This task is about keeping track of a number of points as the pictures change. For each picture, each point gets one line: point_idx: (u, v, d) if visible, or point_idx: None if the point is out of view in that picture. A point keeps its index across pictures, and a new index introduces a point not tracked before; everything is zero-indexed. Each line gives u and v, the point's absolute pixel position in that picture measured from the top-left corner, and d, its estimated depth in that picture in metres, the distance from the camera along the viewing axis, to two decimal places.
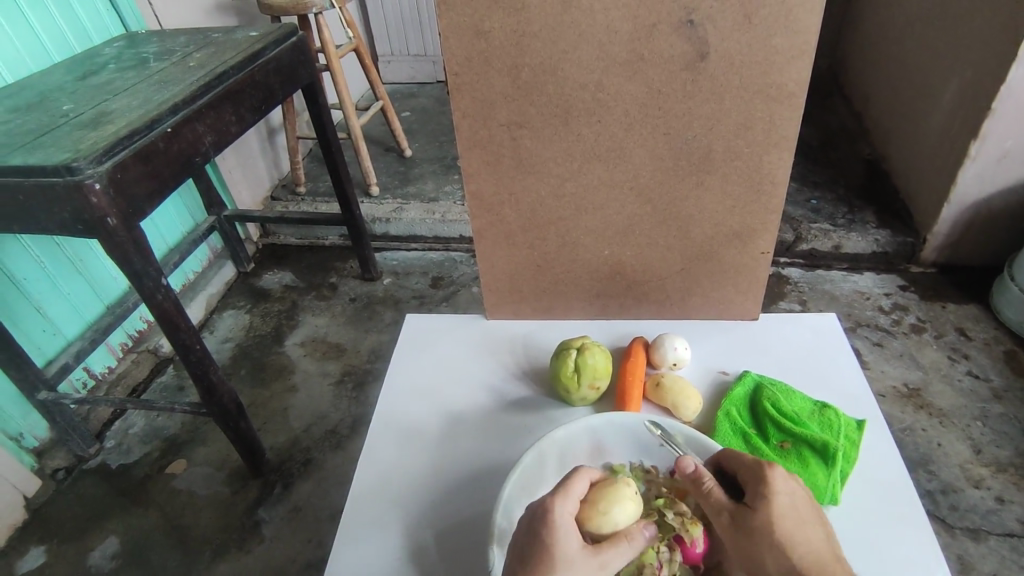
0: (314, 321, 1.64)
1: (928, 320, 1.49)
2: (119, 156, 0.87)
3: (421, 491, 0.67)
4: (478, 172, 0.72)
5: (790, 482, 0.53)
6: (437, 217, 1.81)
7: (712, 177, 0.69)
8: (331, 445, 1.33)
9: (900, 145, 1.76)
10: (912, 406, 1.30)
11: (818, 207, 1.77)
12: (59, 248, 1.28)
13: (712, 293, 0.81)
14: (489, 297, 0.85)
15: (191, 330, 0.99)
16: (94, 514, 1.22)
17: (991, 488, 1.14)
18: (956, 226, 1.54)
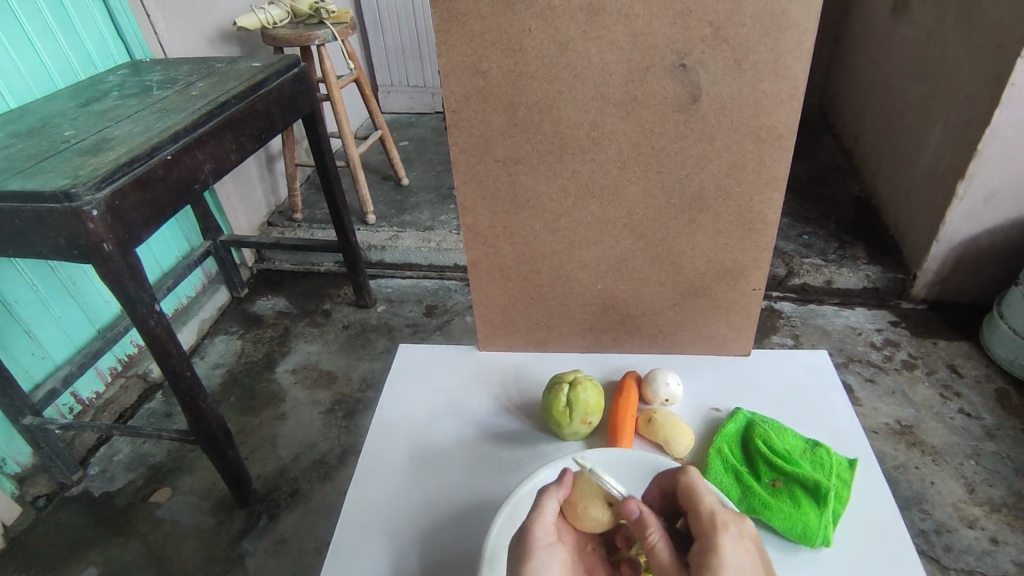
0: (307, 347, 1.63)
1: (918, 356, 1.50)
2: (118, 183, 0.87)
3: (409, 524, 0.66)
4: (474, 205, 0.72)
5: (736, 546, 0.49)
6: (433, 246, 1.82)
7: (704, 215, 0.71)
8: (319, 475, 1.31)
9: (889, 183, 1.80)
10: (904, 443, 1.29)
11: (809, 243, 1.79)
12: (53, 272, 1.28)
13: (704, 328, 0.81)
14: (482, 329, 0.85)
15: (181, 357, 0.98)
16: (74, 543, 1.19)
17: (985, 528, 1.13)
18: (946, 263, 1.55)
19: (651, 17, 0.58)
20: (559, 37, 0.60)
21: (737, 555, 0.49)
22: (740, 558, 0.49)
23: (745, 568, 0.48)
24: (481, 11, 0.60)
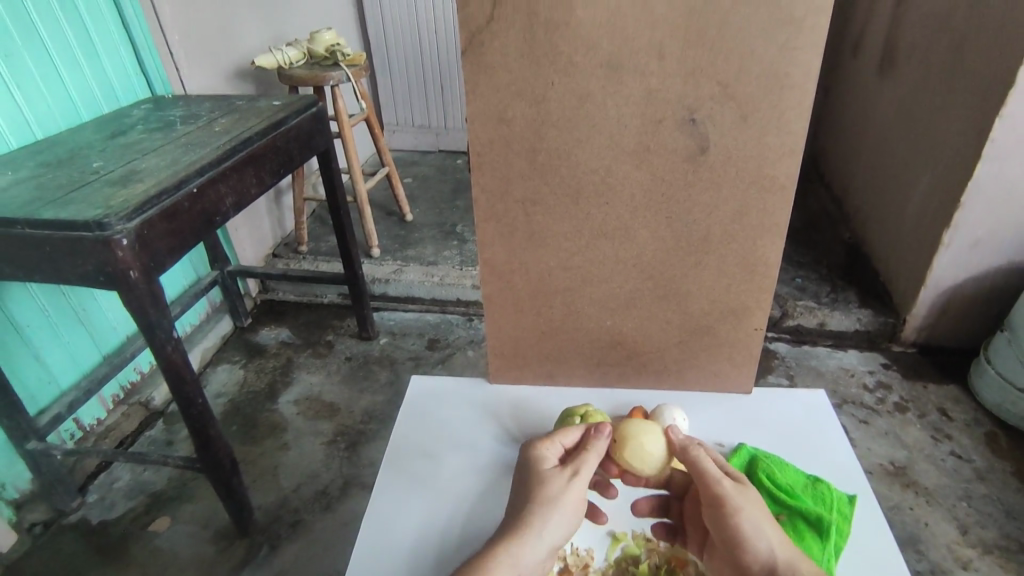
0: (309, 378, 1.65)
1: (910, 399, 1.54)
2: (148, 213, 0.90)
3: (423, 553, 0.68)
4: (492, 243, 0.77)
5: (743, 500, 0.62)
6: (436, 280, 1.86)
7: (710, 257, 0.75)
8: (321, 505, 1.31)
9: (877, 230, 1.87)
10: (898, 483, 1.32)
11: (803, 286, 1.84)
12: (65, 297, 1.30)
13: (708, 366, 0.85)
14: (494, 363, 0.88)
15: (195, 383, 1.00)
16: (69, 571, 1.18)
17: (979, 569, 1.15)
18: (933, 308, 1.61)
19: (664, 76, 0.64)
20: (579, 90, 0.65)
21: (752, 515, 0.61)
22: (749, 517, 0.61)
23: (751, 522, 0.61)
24: (509, 66, 0.65)
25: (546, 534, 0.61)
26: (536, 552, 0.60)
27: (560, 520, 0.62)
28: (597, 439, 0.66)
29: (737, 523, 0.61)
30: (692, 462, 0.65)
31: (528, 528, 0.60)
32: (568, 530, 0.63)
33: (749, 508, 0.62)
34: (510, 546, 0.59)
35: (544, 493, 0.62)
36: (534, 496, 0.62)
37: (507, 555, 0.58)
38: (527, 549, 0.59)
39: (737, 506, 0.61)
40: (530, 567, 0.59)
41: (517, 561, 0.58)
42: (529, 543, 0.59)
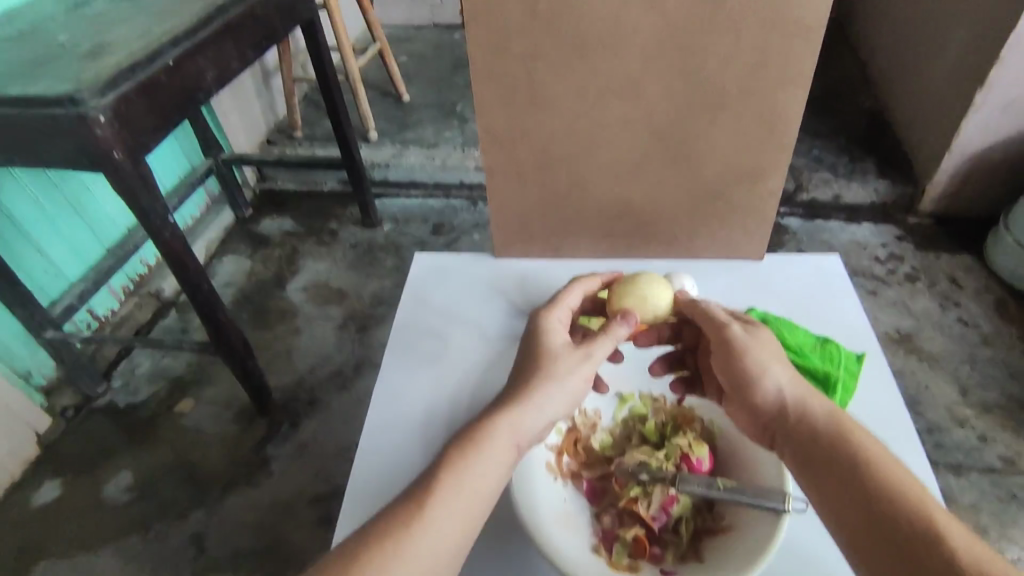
0: (315, 266, 1.65)
1: (921, 269, 1.52)
2: (122, 88, 0.84)
3: (433, 421, 0.69)
4: (492, 106, 0.71)
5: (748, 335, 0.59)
6: (437, 163, 1.79)
7: (726, 114, 0.70)
8: (337, 385, 1.36)
9: (902, 95, 1.75)
10: (903, 351, 1.33)
11: (819, 157, 1.74)
12: (57, 189, 1.27)
13: (719, 233, 0.82)
14: (498, 237, 0.86)
15: (198, 269, 0.99)
16: (105, 450, 1.25)
17: (974, 427, 1.19)
18: (955, 176, 1.54)
19: None
20: None
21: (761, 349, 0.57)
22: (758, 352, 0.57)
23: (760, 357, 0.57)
24: None
25: (550, 399, 0.55)
26: (539, 420, 0.54)
27: (565, 390, 0.56)
28: (617, 324, 0.61)
29: (746, 364, 0.57)
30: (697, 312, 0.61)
31: (527, 393, 0.55)
32: (573, 403, 0.57)
33: (758, 347, 0.57)
34: (509, 410, 0.53)
35: (548, 363, 0.57)
36: (538, 367, 0.57)
37: (505, 419, 0.53)
38: (529, 414, 0.54)
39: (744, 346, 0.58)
40: (533, 434, 0.54)
41: (518, 425, 0.53)
42: (531, 407, 0.54)
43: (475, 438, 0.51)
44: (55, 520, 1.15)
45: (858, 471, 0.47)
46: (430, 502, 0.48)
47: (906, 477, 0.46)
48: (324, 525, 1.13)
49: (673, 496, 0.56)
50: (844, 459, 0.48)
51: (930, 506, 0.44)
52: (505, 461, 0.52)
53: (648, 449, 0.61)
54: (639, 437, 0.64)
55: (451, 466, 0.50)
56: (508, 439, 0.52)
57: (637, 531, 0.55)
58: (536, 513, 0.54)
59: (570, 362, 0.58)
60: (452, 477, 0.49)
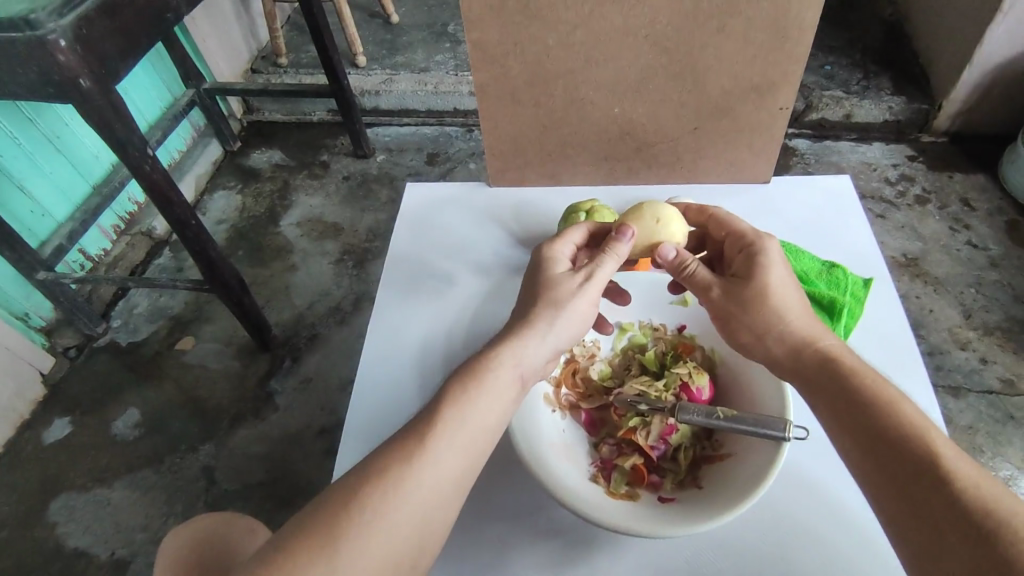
0: (308, 200, 1.60)
1: (933, 191, 1.47)
2: (82, 9, 0.78)
3: (431, 353, 0.68)
4: (480, 18, 0.66)
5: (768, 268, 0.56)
6: (430, 89, 1.71)
7: (735, 21, 0.64)
8: (336, 320, 1.35)
9: (923, 3, 1.64)
10: (908, 274, 1.31)
11: (831, 74, 1.65)
12: (34, 125, 1.21)
13: (725, 154, 0.78)
14: (492, 164, 0.82)
15: (184, 204, 0.96)
16: (111, 388, 1.26)
17: (976, 350, 1.19)
18: (974, 91, 1.47)
19: None
20: None
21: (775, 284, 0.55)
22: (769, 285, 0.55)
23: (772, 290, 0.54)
24: None
25: (553, 328, 0.54)
26: (543, 350, 0.53)
27: (569, 317, 0.55)
28: (618, 241, 0.59)
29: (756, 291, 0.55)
30: (682, 280, 0.60)
31: (529, 321, 0.53)
32: (577, 332, 0.56)
33: (743, 313, 0.55)
34: (510, 341, 0.52)
35: (551, 291, 0.55)
36: (538, 296, 0.55)
37: (507, 351, 0.52)
38: (531, 344, 0.53)
39: (729, 316, 0.55)
40: (536, 365, 0.53)
41: (520, 356, 0.52)
42: (533, 337, 0.53)
43: (475, 373, 0.50)
44: (66, 456, 1.17)
45: (859, 399, 0.46)
46: (431, 436, 0.47)
47: (910, 408, 0.45)
48: (329, 456, 1.15)
49: (672, 426, 0.56)
50: (847, 387, 0.47)
51: (933, 435, 0.43)
52: (507, 394, 0.51)
53: (647, 379, 0.60)
54: (637, 366, 0.63)
55: (452, 401, 0.49)
56: (511, 371, 0.51)
57: (637, 460, 0.55)
58: (536, 444, 0.53)
59: (573, 287, 0.56)
60: (453, 411, 0.48)
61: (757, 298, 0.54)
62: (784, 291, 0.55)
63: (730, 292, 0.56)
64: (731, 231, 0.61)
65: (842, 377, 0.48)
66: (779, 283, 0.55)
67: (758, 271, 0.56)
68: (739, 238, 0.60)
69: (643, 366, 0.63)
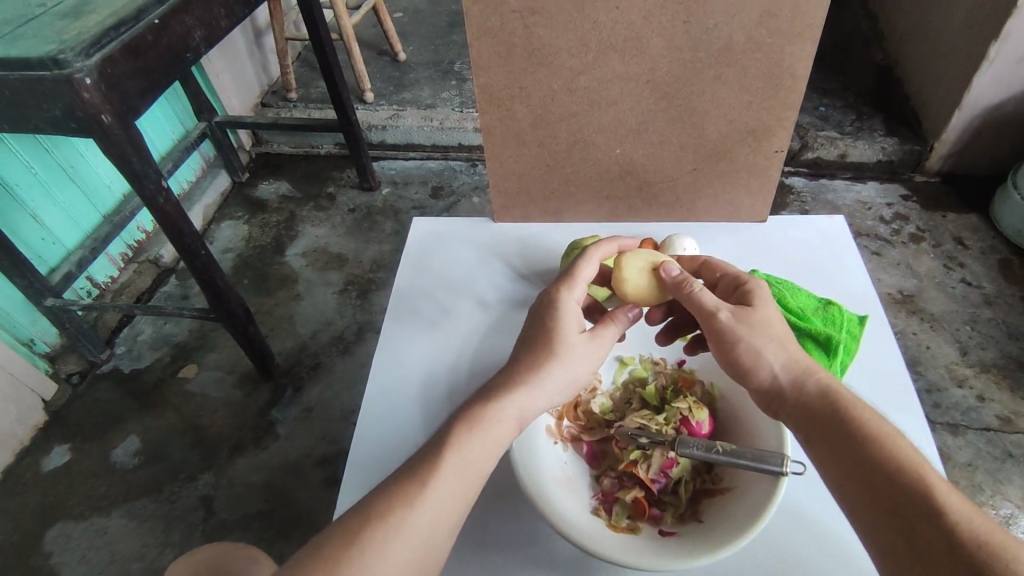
0: (314, 231, 1.63)
1: (927, 229, 1.50)
2: (107, 49, 0.81)
3: (436, 385, 0.69)
4: (488, 63, 0.69)
5: (765, 301, 0.58)
6: (435, 124, 1.76)
7: (731, 69, 0.67)
8: (338, 350, 1.36)
9: (914, 49, 1.70)
10: (904, 311, 1.33)
11: (825, 115, 1.70)
12: (51, 155, 1.24)
13: (722, 194, 0.80)
14: (497, 200, 0.84)
15: (194, 234, 0.98)
16: (112, 415, 1.27)
17: (974, 387, 1.20)
18: (964, 133, 1.51)
19: None
20: None
21: (775, 318, 0.56)
22: (771, 318, 0.56)
23: (774, 322, 0.56)
24: None
25: (557, 386, 0.55)
26: (544, 401, 0.54)
27: (571, 377, 0.56)
28: (622, 313, 0.60)
29: (760, 319, 0.56)
30: (683, 298, 0.59)
31: (536, 375, 0.54)
32: (577, 387, 0.57)
33: (750, 337, 0.55)
34: (518, 387, 0.53)
35: (558, 343, 0.56)
36: (546, 343, 0.56)
37: (512, 400, 0.53)
38: (536, 396, 0.54)
39: (733, 339, 0.55)
40: (536, 414, 0.54)
41: (525, 407, 0.53)
42: (538, 390, 0.54)
43: (479, 416, 0.52)
44: (66, 483, 1.17)
45: (855, 433, 0.47)
46: (433, 478, 0.48)
47: (905, 445, 0.46)
48: (328, 486, 1.15)
49: (672, 459, 0.56)
50: (843, 422, 0.48)
51: (926, 471, 0.44)
52: (506, 438, 0.52)
53: (648, 413, 0.61)
54: (638, 400, 0.64)
55: (454, 445, 0.50)
56: (511, 419, 0.52)
57: (637, 492, 0.56)
58: (538, 476, 0.54)
59: (578, 347, 0.57)
60: (455, 459, 0.49)
61: (764, 326, 0.55)
62: (783, 326, 0.56)
63: (738, 316, 0.56)
64: (725, 273, 0.63)
65: (838, 412, 0.49)
66: (777, 320, 0.56)
67: (756, 304, 0.57)
68: (732, 280, 0.62)
69: (642, 400, 0.64)
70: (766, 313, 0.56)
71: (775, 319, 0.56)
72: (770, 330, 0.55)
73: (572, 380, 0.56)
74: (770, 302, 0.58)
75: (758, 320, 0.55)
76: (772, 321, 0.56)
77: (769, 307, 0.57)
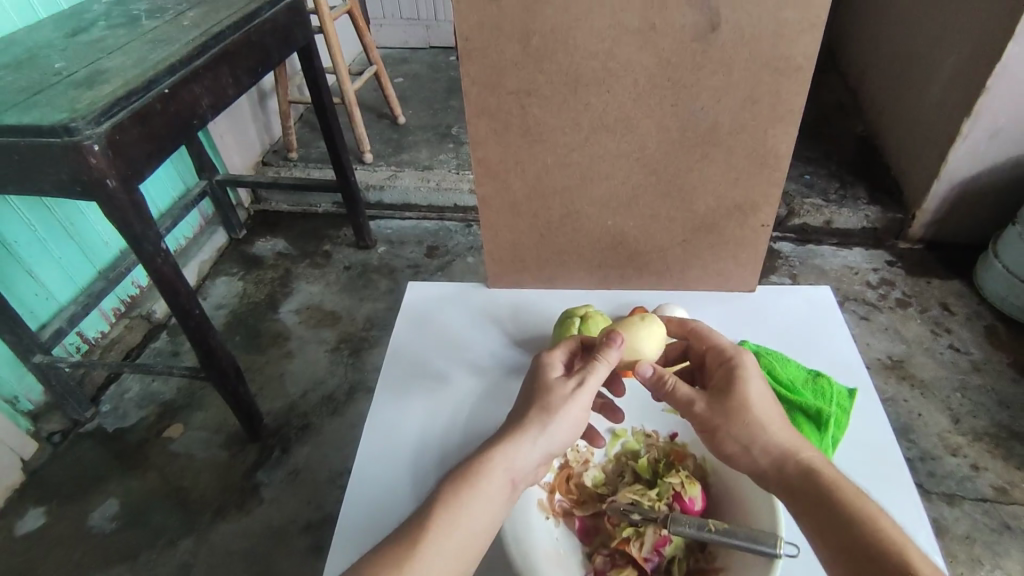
0: (309, 288, 1.64)
1: (913, 295, 1.53)
2: (116, 117, 0.84)
3: (427, 453, 0.69)
4: (485, 139, 0.72)
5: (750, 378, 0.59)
6: (432, 186, 1.80)
7: (717, 149, 0.70)
8: (328, 410, 1.34)
9: (892, 122, 1.77)
10: (894, 377, 1.34)
11: (811, 183, 1.76)
12: (51, 212, 1.26)
13: (712, 264, 0.82)
14: (492, 267, 0.86)
15: (190, 294, 0.98)
16: (92, 476, 1.24)
17: (967, 456, 1.19)
18: (944, 203, 1.56)
19: None
20: None
21: (759, 396, 0.58)
22: (755, 397, 0.57)
23: (756, 401, 0.57)
24: None
25: (546, 433, 0.55)
26: (534, 455, 0.55)
27: (559, 421, 0.56)
28: (608, 347, 0.60)
29: (739, 403, 0.57)
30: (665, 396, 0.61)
31: (521, 428, 0.55)
32: (572, 433, 0.58)
33: (729, 425, 0.56)
34: (506, 443, 0.54)
35: (543, 397, 0.57)
36: (529, 402, 0.58)
37: (501, 455, 0.54)
38: (525, 449, 0.55)
39: (711, 429, 0.57)
40: (527, 470, 0.55)
41: (512, 461, 0.54)
42: (526, 442, 0.55)
43: (468, 476, 0.53)
44: (38, 548, 1.13)
45: (837, 509, 0.48)
46: (424, 540, 0.49)
47: (886, 522, 0.47)
48: (311, 553, 1.12)
49: (665, 537, 0.56)
50: (825, 497, 0.49)
51: (909, 547, 0.45)
52: (498, 496, 0.53)
53: (640, 488, 0.61)
54: (630, 474, 0.64)
55: (445, 506, 0.51)
56: (501, 475, 0.53)
57: None
58: (525, 544, 0.55)
59: (562, 390, 0.57)
60: (445, 518, 0.50)
61: (741, 410, 0.56)
62: (767, 405, 0.57)
63: (714, 406, 0.58)
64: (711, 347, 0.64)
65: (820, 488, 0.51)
66: (760, 398, 0.57)
67: (736, 385, 0.58)
68: (719, 354, 0.63)
69: (634, 475, 0.64)
70: (748, 393, 0.57)
71: (759, 398, 0.57)
72: (749, 415, 0.56)
73: (561, 424, 0.56)
74: (753, 378, 0.59)
75: (738, 403, 0.57)
76: (754, 399, 0.57)
77: (751, 384, 0.58)
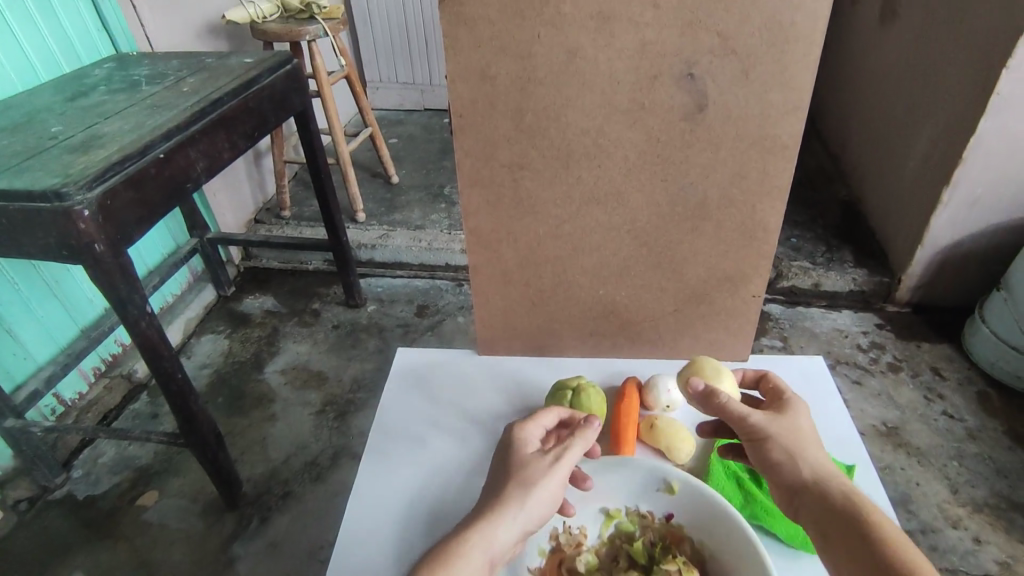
0: (296, 347, 1.62)
1: (903, 359, 1.53)
2: (109, 182, 0.85)
3: (413, 530, 0.66)
4: (478, 210, 0.72)
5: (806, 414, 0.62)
6: (424, 245, 1.81)
7: (707, 223, 0.71)
8: (311, 476, 1.30)
9: (874, 189, 1.82)
10: (890, 445, 1.32)
11: (798, 246, 1.80)
12: (37, 271, 1.25)
13: (704, 334, 0.82)
14: (482, 334, 0.85)
15: (173, 358, 0.96)
16: (58, 547, 1.17)
17: (968, 528, 1.16)
18: (929, 268, 1.59)
19: (660, 27, 0.59)
20: (568, 44, 0.60)
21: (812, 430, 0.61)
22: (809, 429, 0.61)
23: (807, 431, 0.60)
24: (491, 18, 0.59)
25: (524, 511, 0.55)
26: (510, 534, 0.54)
27: (534, 500, 0.55)
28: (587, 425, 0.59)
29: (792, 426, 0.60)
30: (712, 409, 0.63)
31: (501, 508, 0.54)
32: (547, 510, 0.57)
33: (779, 437, 0.59)
34: (484, 522, 0.53)
35: (521, 472, 0.56)
36: (508, 479, 0.57)
37: (478, 534, 0.53)
38: (502, 529, 0.53)
39: (763, 439, 0.59)
40: (504, 549, 0.54)
41: (490, 541, 0.53)
42: (505, 522, 0.54)
43: (447, 560, 0.51)
44: None
45: (869, 529, 0.52)
46: None
47: (913, 551, 0.50)
48: None
49: None
50: (858, 519, 0.53)
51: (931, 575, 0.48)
52: None
53: None
54: (625, 557, 0.63)
55: None
56: (479, 555, 0.52)
57: None
58: None
59: (539, 467, 0.57)
60: None
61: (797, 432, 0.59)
62: (816, 437, 0.60)
63: (771, 420, 0.60)
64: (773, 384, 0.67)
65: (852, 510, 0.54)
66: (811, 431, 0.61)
67: (794, 413, 0.62)
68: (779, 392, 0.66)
69: (630, 560, 0.62)
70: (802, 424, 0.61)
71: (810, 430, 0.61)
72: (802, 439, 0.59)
73: (536, 503, 0.56)
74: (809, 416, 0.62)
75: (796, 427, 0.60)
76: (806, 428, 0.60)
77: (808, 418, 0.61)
